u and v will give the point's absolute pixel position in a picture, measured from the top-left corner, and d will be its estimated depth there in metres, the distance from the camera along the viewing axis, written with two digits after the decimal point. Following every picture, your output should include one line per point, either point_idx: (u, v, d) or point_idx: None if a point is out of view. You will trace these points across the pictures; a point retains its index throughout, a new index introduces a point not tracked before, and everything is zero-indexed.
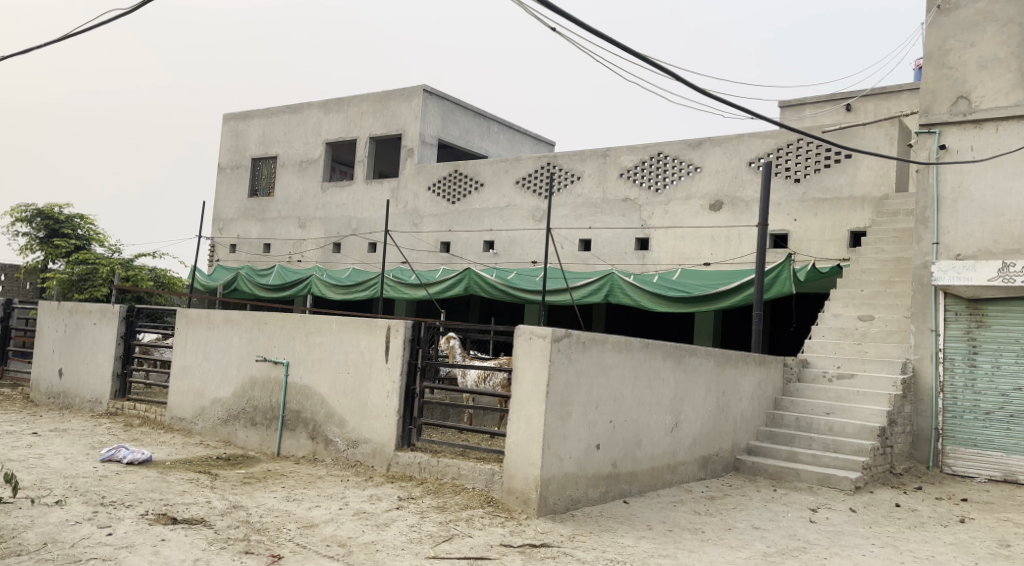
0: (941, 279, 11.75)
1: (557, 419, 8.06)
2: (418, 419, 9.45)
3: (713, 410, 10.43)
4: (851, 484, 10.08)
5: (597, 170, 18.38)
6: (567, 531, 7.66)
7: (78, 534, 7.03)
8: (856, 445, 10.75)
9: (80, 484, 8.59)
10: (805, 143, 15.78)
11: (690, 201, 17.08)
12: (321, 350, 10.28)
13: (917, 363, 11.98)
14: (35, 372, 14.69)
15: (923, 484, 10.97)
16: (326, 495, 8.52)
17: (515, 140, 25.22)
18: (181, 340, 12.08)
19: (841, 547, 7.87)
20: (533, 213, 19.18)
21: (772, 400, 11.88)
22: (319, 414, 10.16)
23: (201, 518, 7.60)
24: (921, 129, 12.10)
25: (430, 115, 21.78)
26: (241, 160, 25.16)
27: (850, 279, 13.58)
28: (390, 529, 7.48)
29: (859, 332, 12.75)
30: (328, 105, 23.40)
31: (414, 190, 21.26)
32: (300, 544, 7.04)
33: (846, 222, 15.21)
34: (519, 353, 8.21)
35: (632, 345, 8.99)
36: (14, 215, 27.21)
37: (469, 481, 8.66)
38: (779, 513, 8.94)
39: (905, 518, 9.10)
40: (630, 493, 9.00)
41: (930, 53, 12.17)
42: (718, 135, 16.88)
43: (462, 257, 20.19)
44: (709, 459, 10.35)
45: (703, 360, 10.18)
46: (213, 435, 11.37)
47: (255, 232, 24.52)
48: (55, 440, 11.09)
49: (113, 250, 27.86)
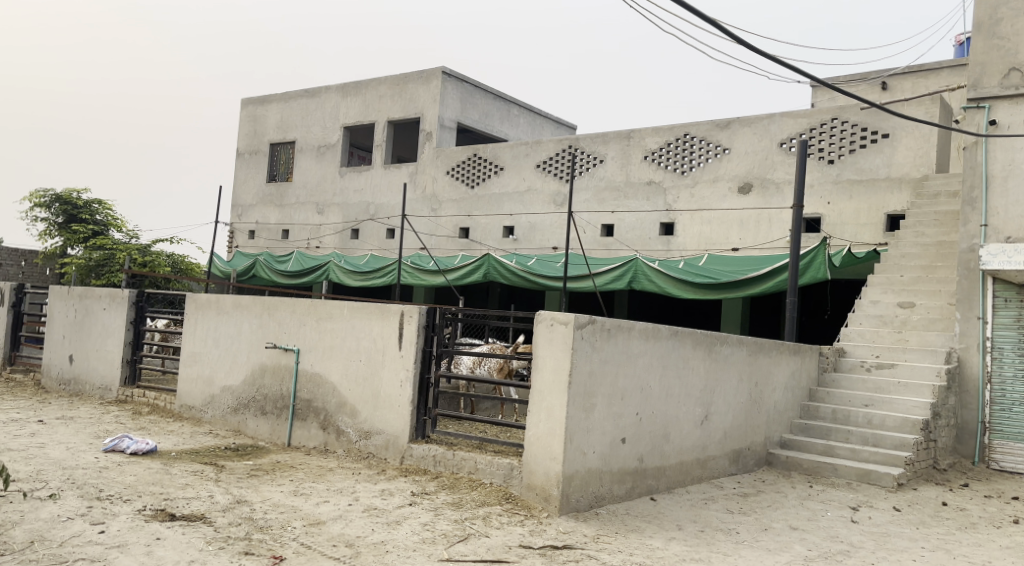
0: (990, 263, 11.05)
1: (580, 411, 7.53)
2: (433, 410, 8.95)
3: (745, 401, 9.86)
4: (893, 480, 9.48)
5: (621, 152, 17.75)
6: (592, 531, 7.14)
7: (68, 532, 6.61)
8: (898, 439, 10.13)
9: (78, 476, 8.16)
10: (840, 123, 15.08)
11: (718, 183, 16.44)
12: (333, 336, 9.79)
13: (963, 353, 11.33)
14: (46, 357, 14.32)
15: (969, 480, 10.34)
16: (335, 489, 8.03)
17: (537, 124, 24.66)
18: (190, 325, 11.63)
19: (888, 550, 7.28)
20: (554, 197, 18.63)
21: (807, 391, 11.27)
22: (331, 404, 9.69)
23: (201, 514, 7.15)
24: (969, 104, 11.43)
25: (448, 97, 21.23)
26: (260, 145, 24.71)
27: (889, 264, 12.94)
28: (401, 527, 6.98)
29: (899, 320, 12.09)
30: (346, 89, 22.91)
31: (433, 174, 20.74)
32: (304, 544, 6.57)
33: (883, 205, 14.54)
34: (539, 341, 7.67)
35: (661, 333, 8.43)
36: (33, 201, 26.95)
37: (486, 477, 8.14)
38: (817, 512, 8.38)
39: (954, 518, 8.49)
40: (658, 489, 8.46)
41: (980, 23, 11.47)
42: (747, 115, 16.24)
43: (482, 243, 19.67)
44: (741, 454, 9.79)
45: (734, 349, 9.59)
46: (223, 424, 10.95)
47: (273, 218, 24.09)
48: (59, 429, 10.68)
49: (132, 235, 27.57)
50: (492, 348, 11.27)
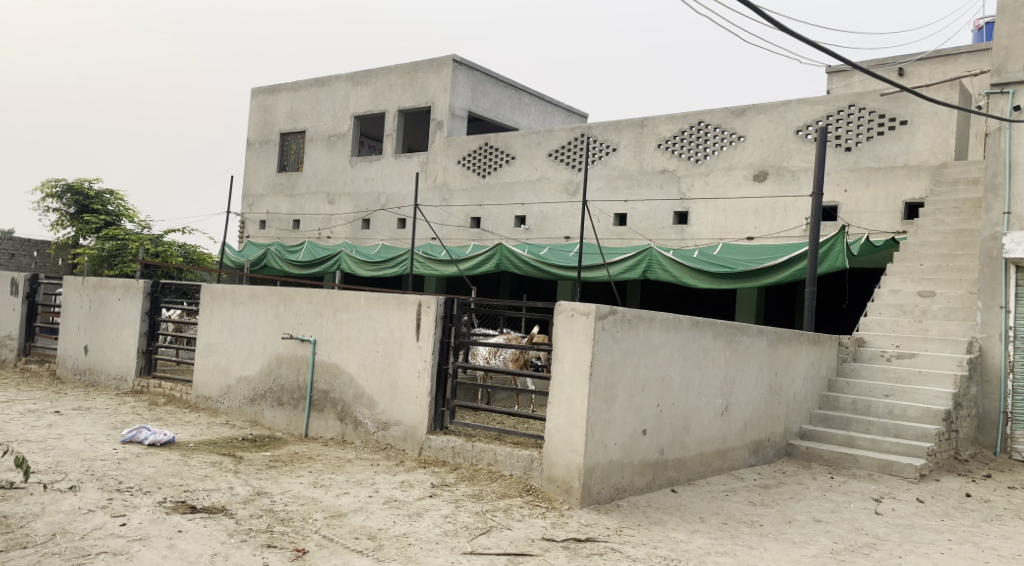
0: (1014, 251, 10.90)
1: (602, 402, 7.47)
2: (451, 401, 8.90)
3: (765, 392, 9.78)
4: (915, 471, 9.39)
5: (634, 140, 17.62)
6: (614, 523, 7.09)
7: (90, 524, 6.59)
8: (919, 430, 10.04)
9: (98, 468, 8.15)
10: (857, 109, 14.91)
11: (733, 171, 16.31)
12: (350, 327, 9.74)
13: (984, 342, 11.21)
14: (61, 348, 14.32)
15: (991, 471, 10.24)
16: (355, 481, 7.99)
17: (548, 113, 24.53)
18: (205, 315, 11.60)
19: (915, 543, 7.19)
20: (567, 187, 18.52)
21: (826, 381, 11.19)
22: (348, 395, 9.65)
23: (222, 506, 7.12)
24: (993, 89, 11.28)
25: (459, 86, 21.11)
26: (270, 135, 24.64)
27: (908, 253, 12.80)
28: (423, 519, 6.94)
29: (919, 309, 11.98)
30: (356, 78, 22.80)
31: (444, 163, 20.65)
32: (326, 537, 6.53)
33: (901, 193, 14.40)
34: (560, 332, 7.60)
35: (681, 323, 8.35)
36: (44, 191, 26.99)
37: (506, 468, 8.10)
38: (841, 504, 8.30)
39: (979, 510, 8.40)
40: (678, 481, 8.40)
41: (1004, 6, 11.30)
42: (763, 102, 16.08)
43: (494, 233, 19.58)
44: (761, 445, 9.72)
45: (755, 339, 9.51)
46: (240, 414, 10.93)
47: (284, 208, 24.04)
48: (76, 420, 10.68)
49: (143, 226, 27.60)
50: (509, 339, 11.21)
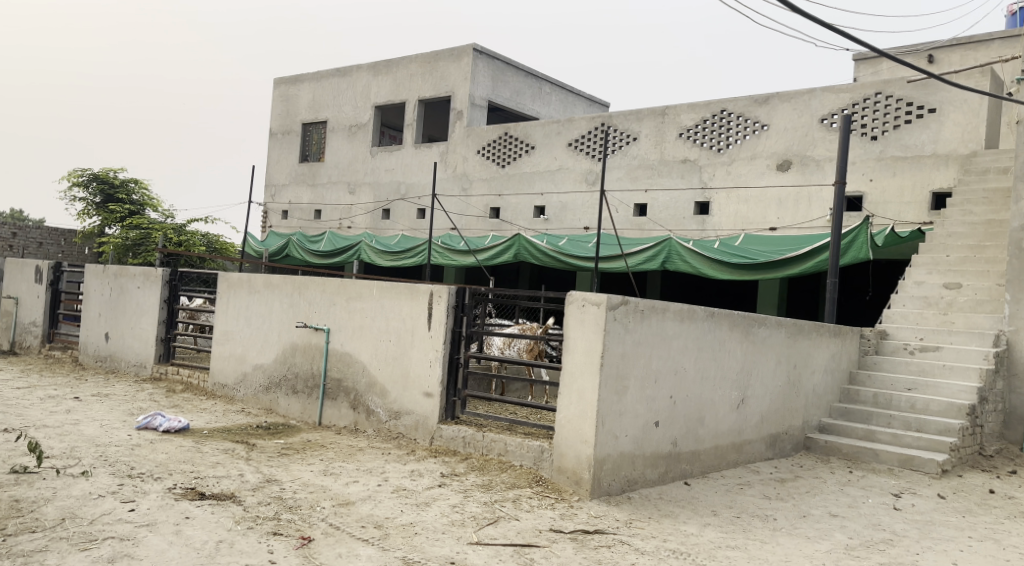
0: None
1: (613, 393, 7.35)
2: (462, 391, 8.81)
3: (783, 384, 9.61)
4: (937, 467, 9.17)
5: (655, 129, 17.42)
6: (624, 516, 6.97)
7: (99, 509, 6.57)
8: (942, 425, 9.81)
9: (111, 454, 8.15)
10: (883, 98, 14.63)
11: (756, 161, 16.07)
12: (363, 316, 9.68)
13: (1012, 335, 10.93)
14: (82, 335, 14.41)
15: (1016, 468, 9.99)
16: (365, 469, 7.94)
17: (570, 102, 24.37)
18: (222, 303, 11.59)
19: (933, 539, 7.01)
20: (586, 177, 18.37)
21: (847, 374, 10.99)
22: (361, 383, 9.59)
23: (231, 493, 7.09)
24: None
25: (480, 75, 21.00)
26: (293, 125, 24.66)
27: (934, 244, 12.53)
28: (431, 509, 6.86)
29: (944, 302, 11.72)
30: (377, 67, 22.75)
31: (464, 153, 20.55)
32: (333, 525, 6.47)
33: (928, 182, 14.12)
34: (571, 322, 7.48)
35: (696, 314, 8.20)
36: (71, 180, 27.22)
37: (517, 459, 8.00)
38: (858, 498, 8.13)
39: (1002, 507, 8.19)
40: (692, 474, 8.27)
41: None
42: (787, 90, 15.82)
43: (513, 223, 19.48)
44: (778, 438, 9.56)
45: (773, 331, 9.34)
46: (255, 402, 10.92)
47: (306, 198, 24.06)
48: (94, 406, 10.71)
49: (167, 215, 27.76)
50: (523, 330, 10.99)
